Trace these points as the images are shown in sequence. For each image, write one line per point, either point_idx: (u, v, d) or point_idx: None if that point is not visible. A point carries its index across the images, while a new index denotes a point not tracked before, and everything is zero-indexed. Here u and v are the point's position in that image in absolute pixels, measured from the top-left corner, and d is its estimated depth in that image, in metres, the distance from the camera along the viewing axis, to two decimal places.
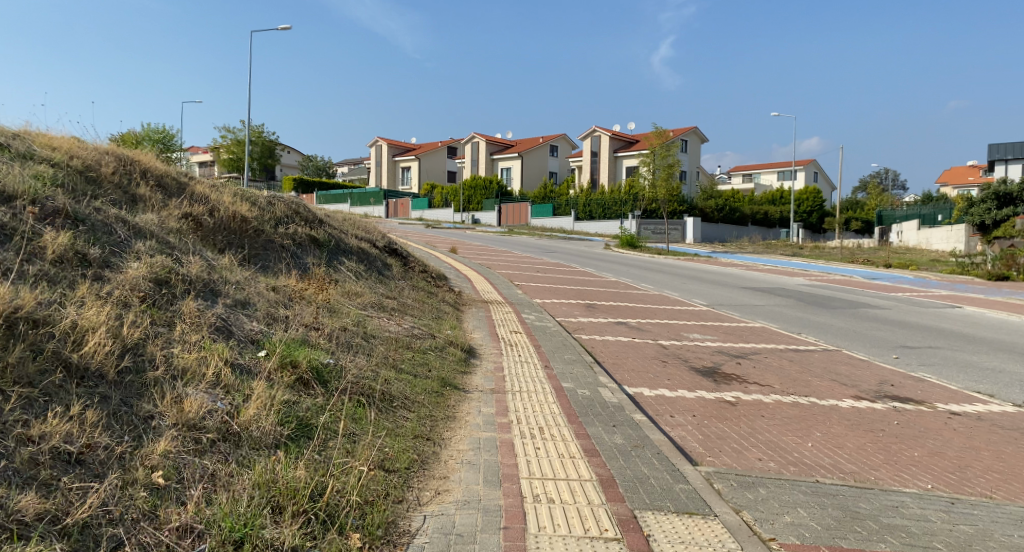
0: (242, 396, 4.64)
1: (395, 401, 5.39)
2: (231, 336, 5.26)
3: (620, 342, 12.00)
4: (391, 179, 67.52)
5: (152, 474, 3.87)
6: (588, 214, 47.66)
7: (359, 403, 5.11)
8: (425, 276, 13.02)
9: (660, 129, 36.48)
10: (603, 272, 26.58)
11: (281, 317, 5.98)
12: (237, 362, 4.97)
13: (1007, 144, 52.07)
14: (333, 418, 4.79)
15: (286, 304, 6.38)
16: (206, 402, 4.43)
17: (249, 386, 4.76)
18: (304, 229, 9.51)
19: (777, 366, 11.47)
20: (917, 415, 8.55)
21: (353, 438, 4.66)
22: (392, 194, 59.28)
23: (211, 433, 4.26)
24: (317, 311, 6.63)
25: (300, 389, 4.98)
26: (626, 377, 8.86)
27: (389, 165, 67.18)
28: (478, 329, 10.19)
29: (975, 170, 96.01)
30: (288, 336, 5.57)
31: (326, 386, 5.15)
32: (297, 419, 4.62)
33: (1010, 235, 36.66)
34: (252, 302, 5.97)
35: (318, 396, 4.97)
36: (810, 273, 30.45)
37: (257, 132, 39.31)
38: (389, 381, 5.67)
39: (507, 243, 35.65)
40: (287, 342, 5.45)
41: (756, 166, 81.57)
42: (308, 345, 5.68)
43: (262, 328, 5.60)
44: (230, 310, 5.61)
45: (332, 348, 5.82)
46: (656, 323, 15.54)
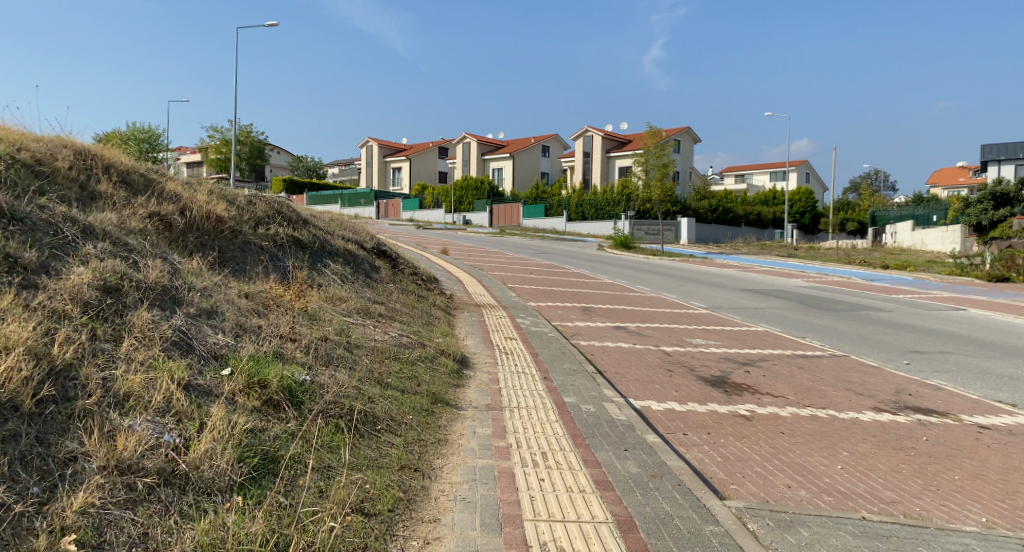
0: (191, 427, 4.03)
1: (378, 424, 4.77)
2: (190, 350, 4.65)
3: (622, 349, 11.39)
4: (382, 180, 66.80)
5: (61, 540, 3.26)
6: (581, 214, 47.06)
7: (337, 429, 4.50)
8: (415, 279, 12.38)
9: (654, 128, 35.96)
10: (598, 274, 25.98)
11: (252, 328, 5.33)
12: (193, 383, 4.36)
13: (1000, 145, 51.86)
14: (304, 449, 4.18)
15: (260, 313, 5.73)
16: (147, 438, 3.84)
17: (204, 413, 4.15)
18: (287, 230, 8.86)
19: (786, 375, 10.91)
20: (944, 430, 8.05)
21: (327, 475, 4.05)
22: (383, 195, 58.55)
23: (149, 477, 3.66)
24: (295, 319, 5.97)
25: (268, 413, 4.38)
26: (631, 389, 8.24)
27: (379, 166, 66.43)
28: (470, 336, 9.55)
29: (966, 170, 96.00)
30: (257, 350, 4.94)
31: (299, 408, 4.54)
32: (259, 454, 4.02)
33: (1007, 235, 36.33)
34: (219, 311, 5.33)
35: (288, 422, 4.36)
36: (808, 275, 29.95)
37: (245, 132, 38.54)
38: (374, 399, 5.03)
39: (499, 244, 35.05)
40: (255, 356, 4.83)
41: (748, 167, 81.26)
42: (282, 359, 5.04)
43: (227, 341, 4.98)
44: (191, 321, 4.97)
45: (310, 362, 5.19)
46: (657, 327, 14.94)
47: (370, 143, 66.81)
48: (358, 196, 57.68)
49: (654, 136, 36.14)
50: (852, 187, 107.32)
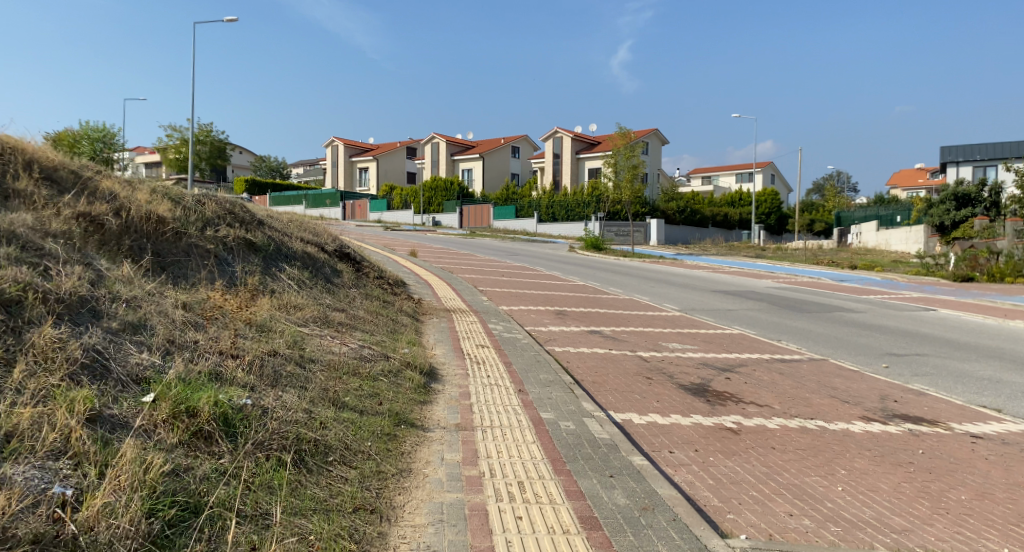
0: (95, 476, 3.48)
1: (330, 454, 4.21)
2: (104, 377, 4.07)
3: (597, 355, 10.88)
4: (348, 181, 65.72)
5: None
6: (552, 215, 46.64)
7: (278, 464, 3.95)
8: (381, 283, 11.73)
9: (625, 129, 35.63)
10: (569, 276, 25.52)
11: (186, 344, 4.73)
12: (101, 416, 3.80)
13: (960, 146, 52.62)
14: (234, 494, 3.65)
15: (198, 325, 5.12)
16: (33, 491, 3.29)
17: (110, 454, 3.60)
18: (238, 232, 8.19)
19: (768, 381, 10.53)
20: (938, 442, 7.70)
21: (258, 531, 3.50)
22: (350, 196, 57.54)
23: (29, 542, 3.11)
24: (238, 332, 5.36)
25: (194, 448, 3.84)
26: (611, 400, 7.70)
27: (346, 166, 65.38)
28: (439, 345, 8.93)
29: (923, 172, 97.78)
30: (185, 373, 4.36)
31: (233, 440, 4.00)
32: (178, 504, 3.49)
33: (970, 236, 36.79)
34: (147, 325, 4.71)
35: (219, 458, 3.84)
36: (777, 275, 29.84)
37: (205, 132, 37.27)
38: (326, 424, 4.46)
39: (468, 245, 34.47)
40: (181, 381, 4.25)
41: (714, 169, 81.73)
42: (217, 381, 4.46)
43: (152, 360, 4.39)
44: (109, 338, 4.37)
45: (253, 382, 4.61)
46: (632, 331, 14.46)
47: (336, 143, 65.76)
48: (323, 196, 56.62)
49: (624, 137, 35.82)
50: (815, 188, 108.72)
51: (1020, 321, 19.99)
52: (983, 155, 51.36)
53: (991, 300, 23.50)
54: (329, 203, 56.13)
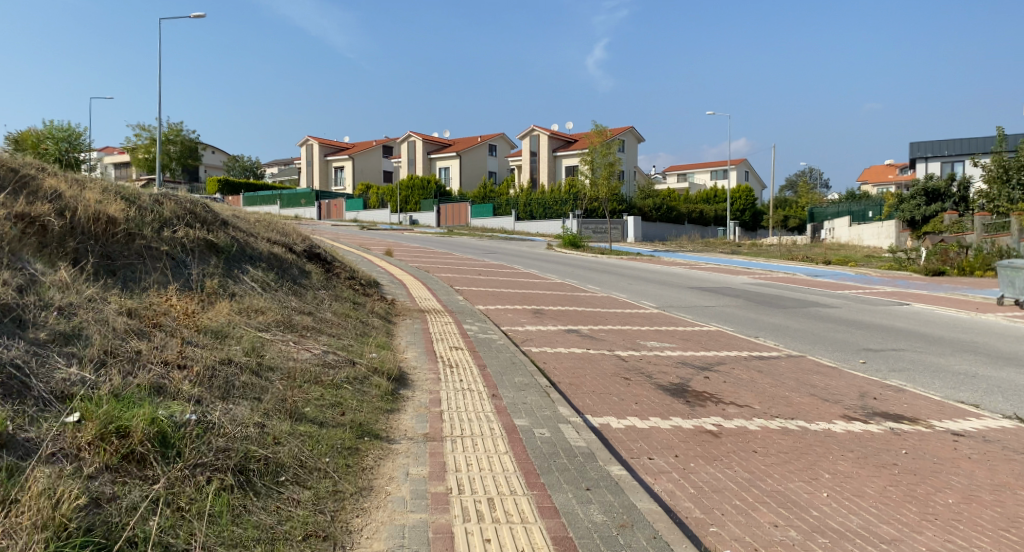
0: (10, 510, 3.21)
1: (280, 475, 3.96)
2: (24, 395, 3.78)
3: (575, 356, 10.63)
4: (323, 180, 65.03)
5: None
6: (529, 213, 46.41)
7: (218, 489, 3.70)
8: (352, 284, 11.37)
9: (600, 127, 35.47)
10: (547, 274, 25.26)
11: (124, 355, 4.44)
12: (15, 441, 3.52)
13: (928, 142, 53.14)
14: (163, 527, 3.40)
15: (142, 333, 4.83)
16: None
17: (21, 483, 3.33)
18: (198, 232, 7.86)
19: (748, 379, 10.35)
20: (920, 441, 7.54)
21: None
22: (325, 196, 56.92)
23: None
24: (189, 340, 5.07)
25: (119, 474, 3.58)
26: (588, 404, 7.45)
27: (321, 166, 64.68)
28: (410, 348, 8.63)
29: (893, 168, 98.94)
30: (118, 389, 4.08)
31: (169, 464, 3.73)
32: (95, 540, 3.23)
33: (940, 230, 37.13)
34: (81, 335, 4.42)
35: (149, 485, 3.58)
36: (754, 271, 29.82)
37: (174, 131, 36.50)
38: (279, 442, 4.20)
39: (445, 244, 34.13)
40: (112, 398, 3.97)
41: (689, 166, 82.01)
42: (155, 397, 4.18)
43: (83, 375, 4.10)
44: (34, 352, 4.07)
45: (201, 395, 4.35)
46: (610, 330, 14.23)
47: (310, 142, 65.07)
48: (298, 196, 55.92)
49: (600, 134, 35.63)
50: (789, 184, 109.67)
51: (992, 314, 20.10)
52: (952, 151, 51.94)
53: (963, 294, 23.65)
54: (304, 202, 55.44)
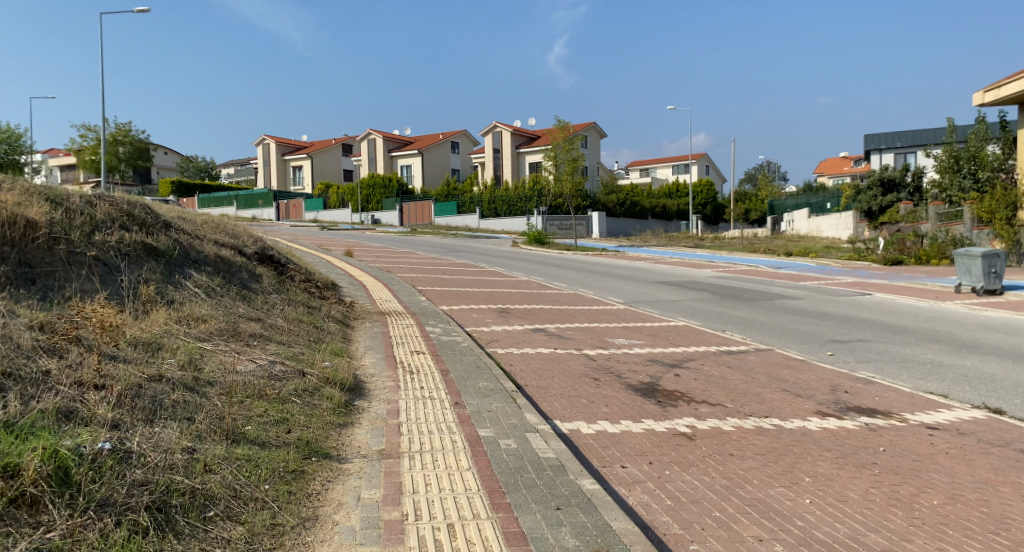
0: None
1: (209, 509, 3.61)
2: None
3: (542, 356, 10.30)
4: (282, 180, 63.87)
5: None
6: (493, 211, 46.06)
7: (132, 531, 3.34)
8: (308, 287, 10.85)
9: (563, 122, 35.22)
10: (512, 271, 24.90)
11: (31, 377, 4.02)
12: None
13: (882, 134, 54.05)
14: None
15: (53, 350, 4.39)
16: None
17: None
18: (136, 236, 7.36)
19: (718, 375, 10.13)
20: (896, 436, 7.33)
21: None
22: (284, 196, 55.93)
23: None
24: (110, 355, 4.64)
25: (12, 520, 3.20)
26: (556, 408, 7.12)
27: (279, 165, 63.52)
28: (368, 353, 8.23)
29: (847, 160, 100.68)
30: (18, 418, 3.66)
31: (76, 503, 3.35)
32: None
33: (896, 219, 37.70)
34: None
35: (50, 530, 3.21)
36: (717, 264, 29.83)
37: (122, 131, 35.28)
38: (209, 470, 3.84)
39: (408, 243, 33.58)
40: (10, 430, 3.56)
41: (650, 161, 82.50)
42: (63, 425, 3.78)
43: None
44: None
45: (121, 419, 3.97)
46: (577, 328, 13.91)
47: (267, 141, 63.83)
48: (256, 196, 54.78)
49: (562, 130, 35.33)
50: (748, 177, 111.12)
51: (952, 302, 20.25)
52: (904, 143, 52.93)
53: (922, 282, 23.85)
54: (261, 203, 54.50)
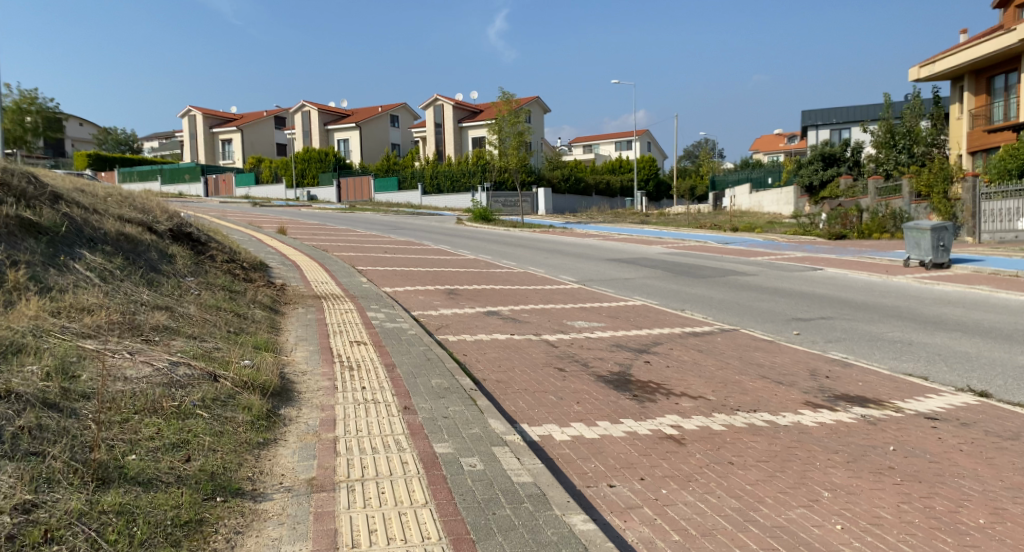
0: None
1: None
2: None
3: (498, 343, 9.29)
4: (211, 154, 61.14)
5: None
6: (437, 187, 44.70)
7: None
8: (230, 268, 9.56)
9: (507, 94, 34.05)
10: (458, 249, 23.72)
11: None
12: None
13: (818, 111, 54.38)
14: None
15: None
16: None
17: None
18: (8, 208, 6.08)
19: (690, 360, 9.32)
20: (900, 431, 6.59)
21: None
22: (214, 171, 53.46)
23: None
24: None
25: None
26: (523, 410, 6.14)
27: (208, 139, 60.71)
28: (299, 346, 7.06)
29: (782, 137, 102.01)
30: None
31: None
32: None
33: (835, 193, 37.64)
34: None
35: None
36: (666, 240, 29.19)
37: (28, 99, 32.56)
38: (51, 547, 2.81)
39: (346, 221, 32.01)
40: None
41: (593, 137, 81.95)
42: None
43: None
44: None
45: None
46: (532, 310, 12.92)
47: (193, 112, 60.74)
48: (182, 171, 52.49)
49: (507, 103, 34.14)
50: (687, 154, 111.95)
51: (903, 276, 19.95)
52: (839, 119, 53.39)
53: (870, 256, 23.62)
54: (188, 178, 52.06)
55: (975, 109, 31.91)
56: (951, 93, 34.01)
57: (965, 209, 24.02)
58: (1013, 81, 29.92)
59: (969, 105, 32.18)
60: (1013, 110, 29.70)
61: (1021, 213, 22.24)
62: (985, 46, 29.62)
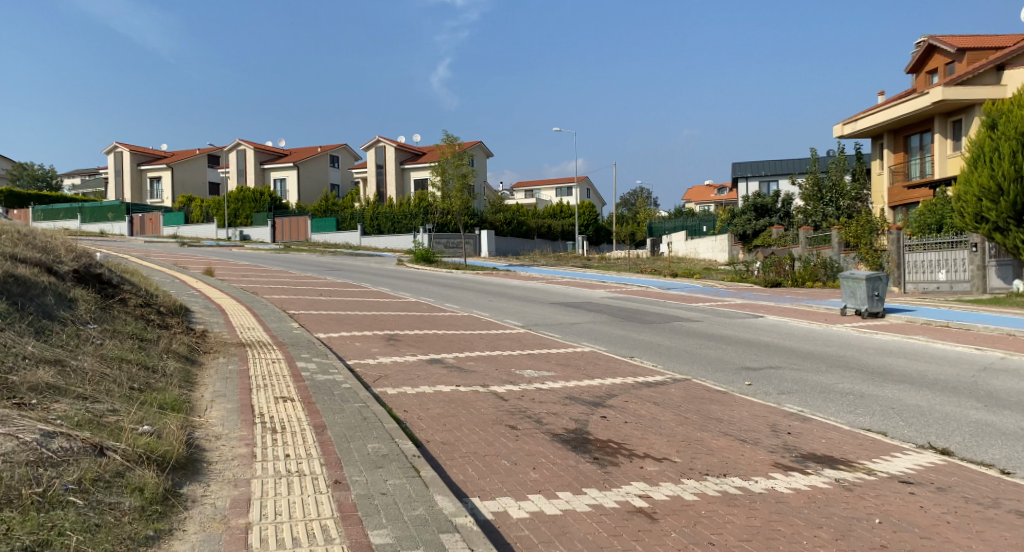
0: None
1: None
2: None
3: (441, 396, 8.51)
4: (136, 192, 58.91)
5: None
6: (376, 228, 43.79)
7: None
8: (142, 313, 8.59)
9: (451, 136, 33.70)
10: (398, 292, 22.86)
11: None
12: None
13: (750, 163, 55.88)
14: None
15: None
16: None
17: None
18: None
19: (648, 414, 8.72)
20: (879, 499, 6.10)
21: None
22: (139, 210, 51.32)
23: None
24: None
25: None
26: (473, 481, 5.40)
27: (133, 175, 58.49)
28: (213, 408, 6.04)
29: (712, 188, 105.07)
30: None
31: None
32: None
33: (767, 242, 38.04)
34: None
35: None
36: (609, 285, 28.90)
37: None
38: None
39: (280, 261, 30.78)
40: None
41: (534, 182, 82.52)
42: None
43: None
44: None
45: None
46: (478, 357, 12.15)
47: (119, 148, 58.54)
48: (103, 209, 50.36)
49: (451, 145, 33.81)
50: (624, 202, 113.75)
51: (842, 325, 19.97)
52: (768, 171, 55.05)
53: (809, 304, 23.73)
54: (111, 216, 50.04)
55: (894, 165, 33.02)
56: (872, 150, 35.25)
57: (890, 260, 24.49)
58: (927, 140, 30.98)
59: (889, 162, 33.30)
60: (929, 168, 30.77)
61: (942, 264, 22.63)
62: (902, 108, 30.55)
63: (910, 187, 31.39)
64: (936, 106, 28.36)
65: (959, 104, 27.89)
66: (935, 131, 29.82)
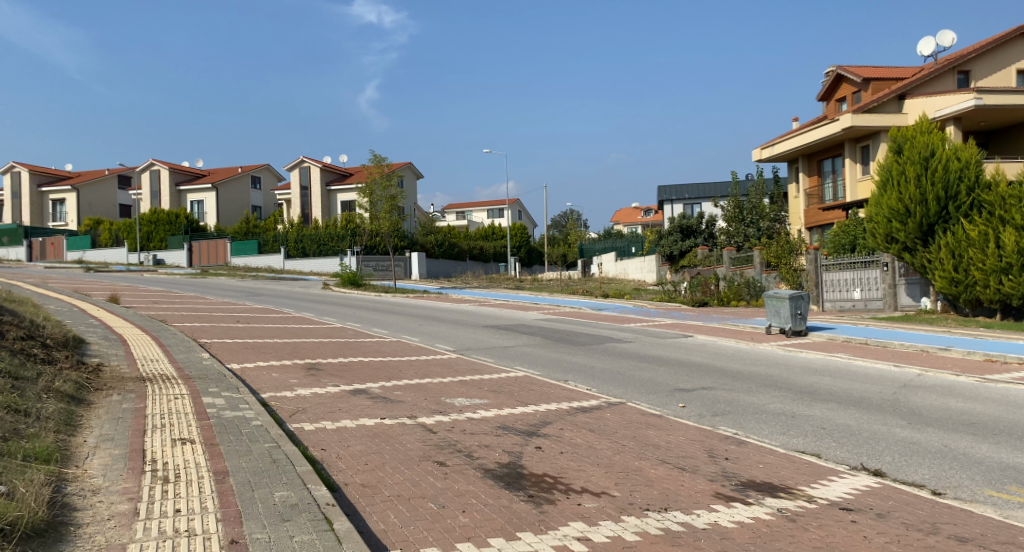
0: None
1: None
2: None
3: (364, 431, 7.91)
4: (37, 213, 55.87)
5: None
6: (301, 251, 42.46)
7: None
8: (21, 349, 7.82)
9: (379, 156, 33.01)
10: (323, 317, 21.99)
11: None
12: None
13: (675, 186, 56.91)
14: None
15: None
16: None
17: None
18: None
19: (584, 443, 8.31)
20: (823, 529, 5.83)
21: None
22: (39, 233, 49.28)
23: None
24: None
25: None
26: (395, 532, 4.86)
27: (34, 197, 55.53)
28: (96, 454, 5.62)
29: (638, 211, 107.20)
30: None
31: None
32: None
33: (693, 262, 38.35)
34: None
35: None
36: (540, 306, 28.67)
37: None
38: None
39: (196, 287, 29.46)
40: None
41: (467, 204, 82.35)
42: None
43: None
44: None
45: None
46: (405, 385, 11.55)
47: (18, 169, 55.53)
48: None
49: (379, 165, 33.15)
50: (555, 224, 114.82)
51: (768, 343, 20.17)
52: (692, 194, 56.26)
53: (735, 324, 23.93)
54: (5, 241, 48.66)
55: (809, 188, 34.03)
56: (789, 173, 36.29)
57: (808, 279, 25.00)
58: (838, 165, 32.09)
59: (804, 185, 34.28)
60: (840, 191, 31.74)
61: (857, 283, 23.21)
62: (814, 133, 31.57)
63: (825, 209, 32.36)
64: (845, 133, 29.28)
65: (866, 130, 28.90)
66: (845, 156, 30.76)
